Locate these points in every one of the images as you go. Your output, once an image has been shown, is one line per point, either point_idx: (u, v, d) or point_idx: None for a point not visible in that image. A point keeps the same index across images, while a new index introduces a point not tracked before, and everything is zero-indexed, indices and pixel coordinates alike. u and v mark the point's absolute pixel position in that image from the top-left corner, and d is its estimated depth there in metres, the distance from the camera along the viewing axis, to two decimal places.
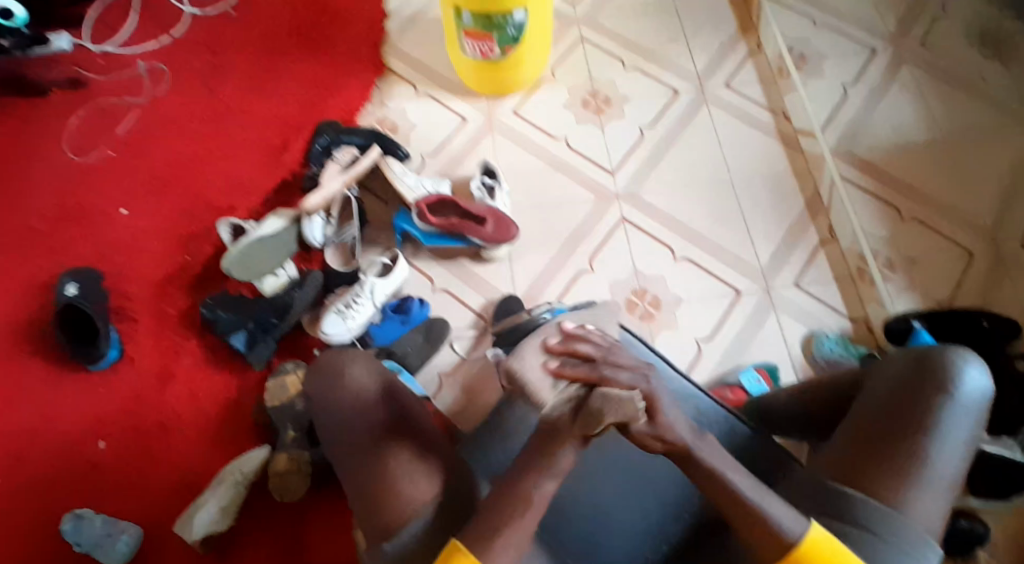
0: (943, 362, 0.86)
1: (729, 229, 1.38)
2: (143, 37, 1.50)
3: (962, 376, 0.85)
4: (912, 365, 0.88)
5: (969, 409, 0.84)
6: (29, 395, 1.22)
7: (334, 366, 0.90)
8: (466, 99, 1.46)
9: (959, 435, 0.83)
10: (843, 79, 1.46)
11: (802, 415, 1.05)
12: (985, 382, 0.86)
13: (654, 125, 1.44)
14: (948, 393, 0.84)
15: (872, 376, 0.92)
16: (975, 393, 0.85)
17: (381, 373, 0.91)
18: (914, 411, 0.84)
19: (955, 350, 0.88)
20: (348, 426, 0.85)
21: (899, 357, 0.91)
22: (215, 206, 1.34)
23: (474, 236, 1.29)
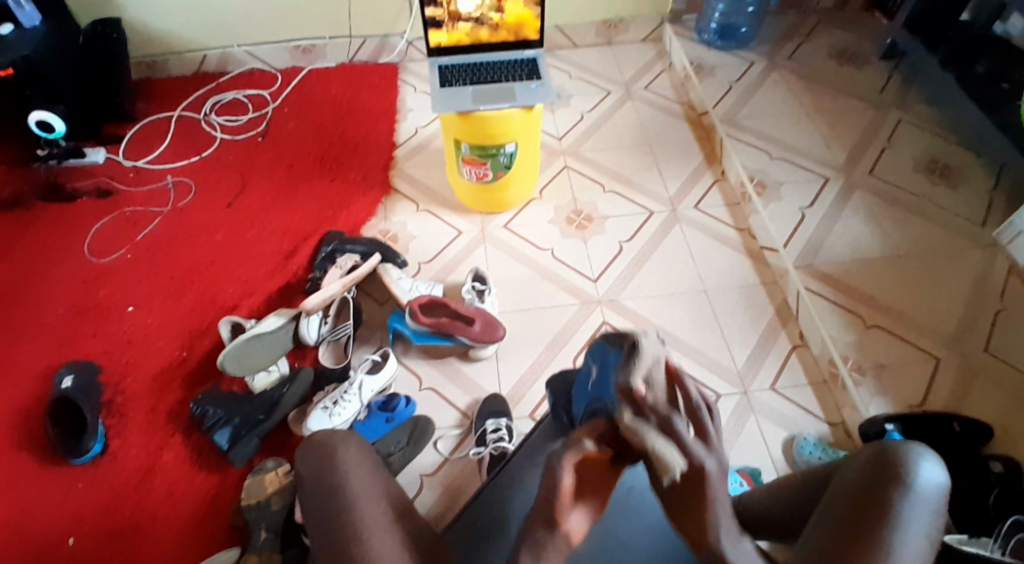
0: (899, 457, 0.91)
1: (705, 333, 1.45)
2: (175, 156, 1.72)
3: (919, 470, 0.89)
4: (870, 461, 0.92)
5: (928, 501, 0.87)
6: (35, 477, 1.30)
7: (329, 451, 0.86)
8: (461, 215, 1.62)
9: (920, 527, 0.86)
10: (800, 203, 1.59)
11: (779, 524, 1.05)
12: (941, 477, 0.89)
13: (632, 240, 1.58)
14: (905, 485, 0.88)
15: (836, 475, 0.96)
16: (933, 486, 0.88)
17: (367, 453, 0.89)
18: (876, 505, 0.87)
19: (909, 445, 0.92)
20: (327, 506, 0.82)
21: (860, 457, 0.95)
22: (222, 305, 1.47)
23: (462, 336, 1.37)
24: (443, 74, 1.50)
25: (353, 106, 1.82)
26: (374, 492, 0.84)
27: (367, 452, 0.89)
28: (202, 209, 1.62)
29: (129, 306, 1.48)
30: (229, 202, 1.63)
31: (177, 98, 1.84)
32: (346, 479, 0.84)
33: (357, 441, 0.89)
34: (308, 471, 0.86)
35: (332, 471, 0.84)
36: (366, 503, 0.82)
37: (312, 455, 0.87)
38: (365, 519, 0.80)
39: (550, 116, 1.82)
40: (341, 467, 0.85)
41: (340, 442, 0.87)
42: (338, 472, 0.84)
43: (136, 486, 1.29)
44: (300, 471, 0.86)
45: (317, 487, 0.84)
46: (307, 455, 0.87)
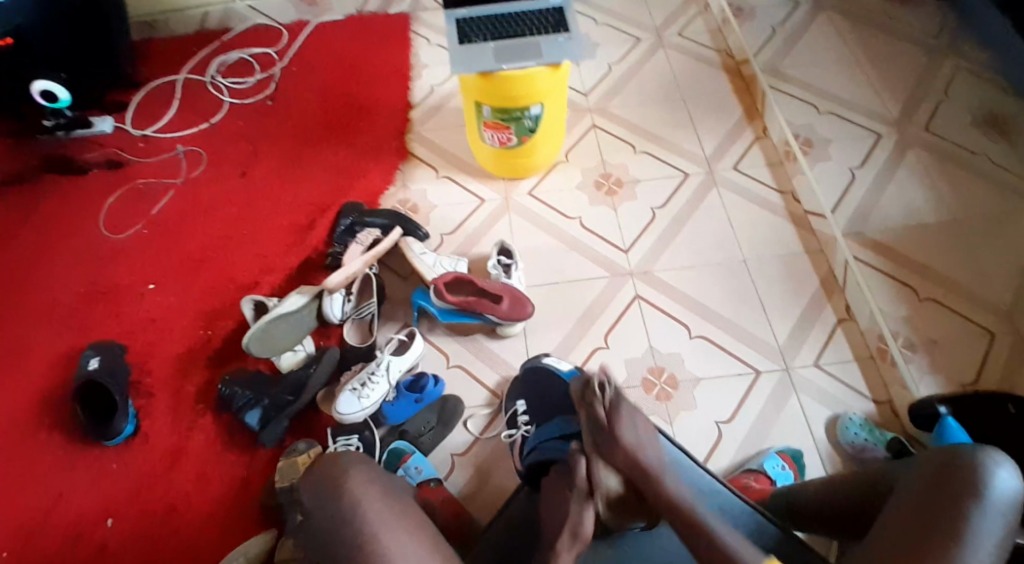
0: (974, 461, 0.82)
1: (745, 308, 1.40)
2: (183, 124, 1.64)
3: (994, 477, 0.80)
4: (940, 466, 0.83)
5: (1001, 510, 0.79)
6: (68, 462, 1.29)
7: (336, 477, 0.91)
8: (484, 181, 1.54)
9: (991, 540, 0.77)
10: (850, 162, 1.52)
11: (826, 509, 1.00)
12: (1017, 482, 0.81)
13: (666, 205, 1.50)
14: (979, 494, 0.79)
15: (902, 476, 0.88)
16: (1008, 495, 0.80)
17: (377, 476, 0.93)
18: (944, 515, 0.79)
19: (986, 448, 0.83)
20: (348, 537, 0.86)
21: (929, 457, 0.86)
22: (241, 283, 1.43)
23: (490, 314, 1.32)
24: (462, 28, 1.37)
25: (364, 63, 1.72)
26: (390, 511, 0.88)
27: (373, 470, 0.94)
28: (215, 180, 1.55)
29: (148, 284, 1.44)
30: (241, 171, 1.56)
31: (181, 59, 1.75)
32: (356, 505, 0.88)
33: (361, 462, 0.94)
34: (312, 499, 0.91)
35: (342, 500, 0.89)
36: (383, 525, 0.86)
37: (316, 485, 0.92)
38: (381, 546, 0.84)
39: (576, 71, 1.71)
40: (352, 491, 0.89)
41: (349, 464, 0.92)
42: (349, 501, 0.88)
43: (169, 470, 1.28)
44: (305, 502, 0.91)
45: (330, 509, 0.89)
46: (312, 483, 0.92)
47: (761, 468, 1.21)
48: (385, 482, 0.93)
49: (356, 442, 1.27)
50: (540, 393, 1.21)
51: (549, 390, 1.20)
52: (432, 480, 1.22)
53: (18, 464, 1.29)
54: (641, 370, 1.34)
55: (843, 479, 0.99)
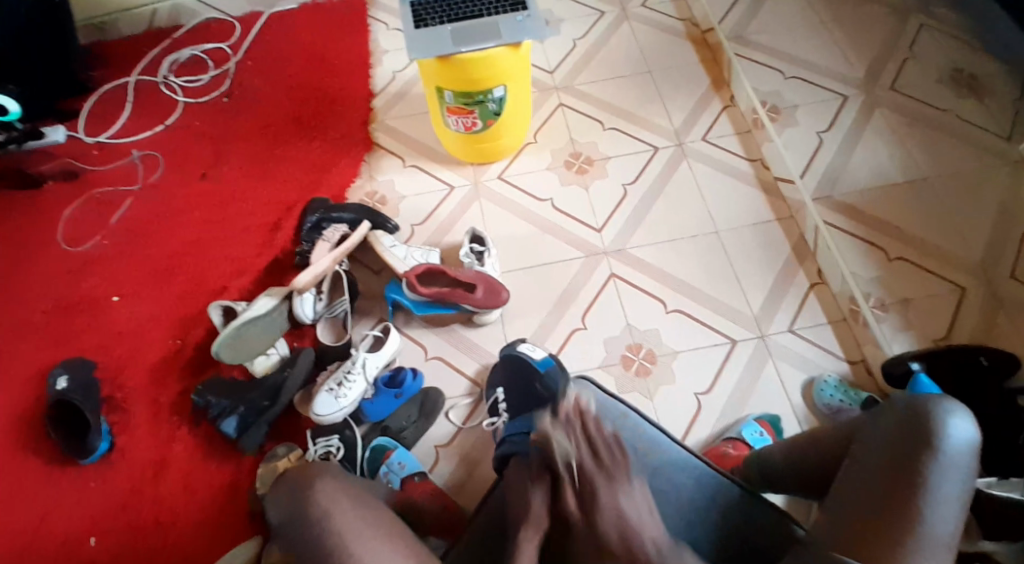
0: (928, 415, 0.84)
1: (720, 279, 1.40)
2: (137, 127, 1.60)
3: (948, 429, 0.82)
4: (899, 423, 0.86)
5: (958, 462, 0.81)
6: (47, 482, 1.27)
7: (303, 490, 0.91)
8: (453, 168, 1.52)
9: (950, 492, 0.80)
10: (817, 127, 1.51)
11: (799, 473, 1.03)
12: (970, 432, 0.83)
13: (636, 181, 1.49)
14: (935, 448, 0.81)
15: (861, 436, 0.90)
16: (963, 446, 0.82)
17: (346, 488, 0.93)
18: (903, 471, 0.81)
19: (939, 402, 0.85)
20: (318, 551, 0.85)
21: (887, 415, 0.88)
22: (210, 288, 1.40)
23: (464, 303, 1.30)
24: (417, 11, 1.32)
25: (322, 53, 1.67)
26: (361, 520, 0.88)
27: (340, 479, 0.94)
28: (176, 184, 1.52)
29: (115, 296, 1.41)
30: (202, 173, 1.52)
31: (132, 61, 1.70)
32: (323, 519, 0.87)
33: (329, 473, 0.94)
34: (283, 515, 0.91)
35: (311, 514, 0.88)
36: (355, 535, 0.86)
37: (287, 498, 0.92)
38: (353, 549, 0.84)
39: (539, 47, 1.68)
40: (319, 503, 0.89)
41: (316, 476, 0.93)
42: (317, 515, 0.88)
43: (150, 482, 1.27)
44: (275, 515, 0.92)
45: (300, 522, 0.89)
46: (282, 496, 0.93)
47: (740, 437, 1.22)
48: (354, 493, 0.93)
49: (336, 442, 1.26)
50: (517, 378, 1.24)
51: (524, 375, 1.23)
52: (416, 475, 1.22)
53: None
54: (620, 349, 1.34)
55: (806, 443, 1.01)
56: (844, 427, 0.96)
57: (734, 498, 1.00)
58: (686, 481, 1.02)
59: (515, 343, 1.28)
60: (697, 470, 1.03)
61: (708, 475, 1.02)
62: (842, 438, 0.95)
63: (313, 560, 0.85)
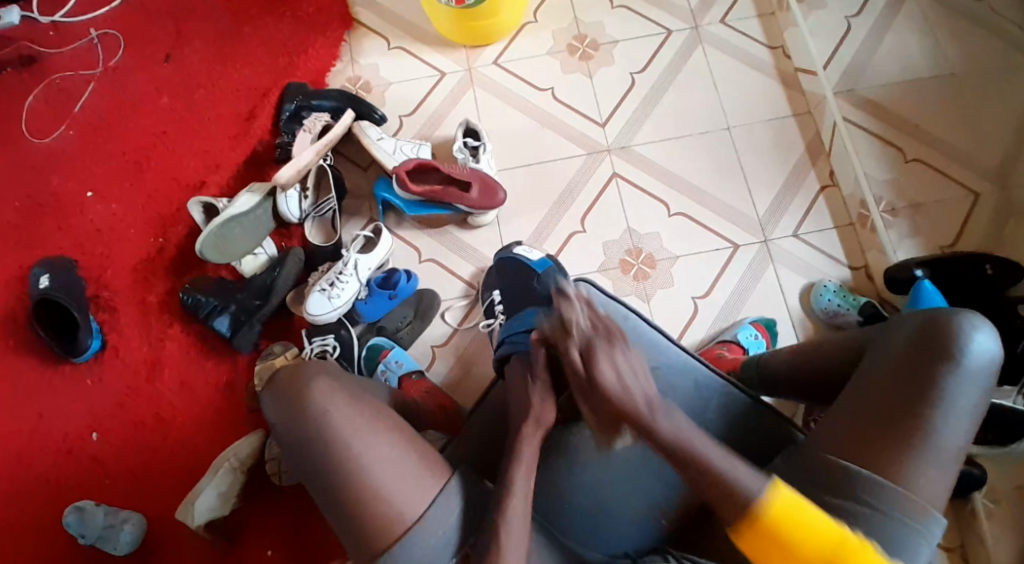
0: (951, 328, 0.83)
1: (729, 180, 1.33)
2: (91, 5, 1.43)
3: (970, 342, 0.82)
4: (917, 332, 0.85)
5: (976, 375, 0.81)
6: (43, 384, 1.27)
7: (297, 389, 0.90)
8: (444, 51, 1.38)
9: (965, 404, 0.81)
10: (846, 12, 1.37)
11: (796, 380, 1.04)
12: (993, 346, 0.82)
13: (646, 70, 1.36)
14: (954, 361, 0.81)
15: (876, 343, 0.89)
16: (984, 359, 0.82)
17: (342, 386, 0.92)
18: (918, 382, 0.81)
19: (963, 314, 0.84)
20: (319, 454, 0.87)
21: (907, 323, 0.87)
22: (186, 184, 1.31)
23: (460, 204, 1.24)
24: None
25: None
26: (357, 418, 0.88)
27: (335, 377, 0.93)
28: (138, 65, 1.38)
29: (87, 191, 1.33)
30: (167, 54, 1.38)
31: None
32: (321, 422, 0.88)
33: (322, 369, 0.93)
34: (280, 414, 0.91)
35: (307, 413, 0.88)
36: (353, 434, 0.87)
37: (280, 398, 0.91)
38: (356, 455, 0.85)
39: None
40: (317, 405, 0.88)
41: (309, 376, 0.91)
42: (314, 414, 0.88)
43: (147, 381, 1.27)
44: (270, 415, 0.91)
45: (298, 427, 0.89)
46: (274, 396, 0.92)
47: (734, 339, 1.22)
48: (352, 391, 0.92)
49: (332, 341, 1.26)
50: (512, 278, 1.18)
51: (518, 275, 1.16)
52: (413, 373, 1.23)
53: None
54: (619, 253, 1.29)
55: (813, 351, 1.00)
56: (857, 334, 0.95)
57: (733, 403, 1.04)
58: (687, 386, 1.05)
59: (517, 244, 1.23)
60: (698, 375, 1.05)
61: (708, 381, 1.04)
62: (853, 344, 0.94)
63: (313, 459, 0.87)
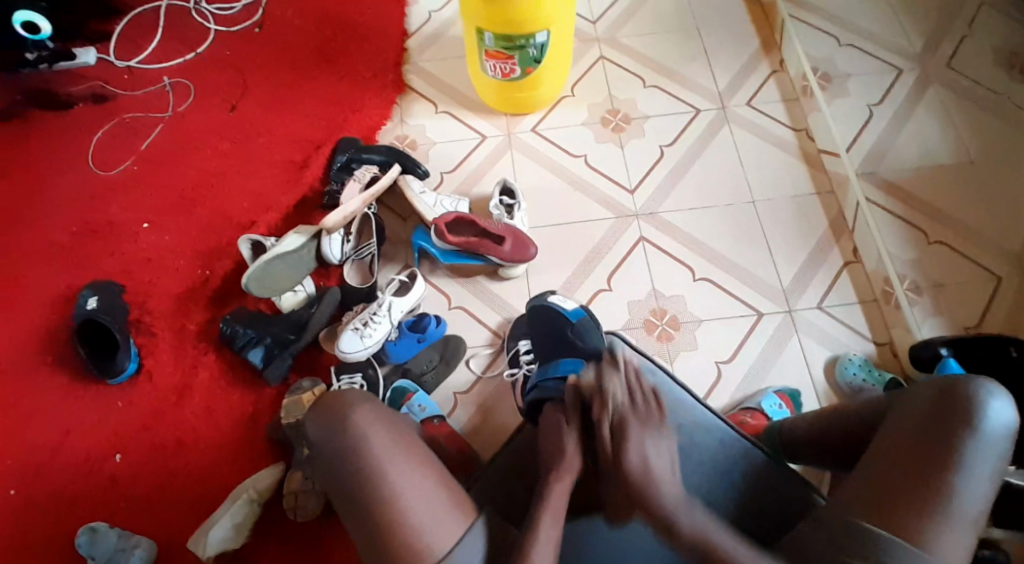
0: (968, 395, 0.83)
1: (752, 250, 1.37)
2: (168, 56, 1.57)
3: (988, 410, 0.82)
4: (935, 399, 0.85)
5: (995, 443, 0.81)
6: (74, 399, 1.30)
7: (339, 414, 0.92)
8: (486, 118, 1.49)
9: (984, 471, 0.80)
10: (868, 100, 1.45)
11: (821, 446, 1.03)
12: (1009, 414, 0.83)
13: (674, 144, 1.45)
14: (973, 429, 0.81)
15: (894, 409, 0.89)
16: (1001, 427, 0.82)
17: (384, 415, 0.94)
18: (936, 446, 0.81)
19: (979, 382, 0.85)
20: (355, 475, 0.88)
21: (923, 389, 0.88)
22: (237, 222, 1.40)
23: (492, 255, 1.30)
24: None
25: None
26: (394, 448, 0.90)
27: (377, 406, 0.95)
28: (204, 114, 1.50)
29: (144, 223, 1.42)
30: (232, 105, 1.50)
31: None
32: (360, 447, 0.89)
33: (365, 399, 0.95)
34: (321, 434, 0.92)
35: (348, 437, 0.90)
36: (390, 462, 0.88)
37: (320, 421, 0.93)
38: (390, 478, 0.87)
39: None
40: (359, 429, 0.90)
41: (352, 403, 0.93)
42: (353, 438, 0.90)
43: (174, 405, 1.30)
44: (311, 437, 0.93)
45: (338, 448, 0.90)
46: (316, 420, 0.94)
47: (758, 407, 1.23)
48: (392, 421, 0.94)
49: (359, 380, 1.28)
50: (547, 333, 1.19)
51: (554, 329, 1.18)
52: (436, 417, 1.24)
53: (25, 402, 1.30)
54: (643, 313, 1.33)
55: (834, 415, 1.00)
56: (876, 400, 0.95)
57: (755, 460, 1.02)
58: (708, 441, 1.04)
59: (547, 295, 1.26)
60: (721, 432, 1.04)
61: (731, 437, 1.04)
62: (873, 411, 0.94)
63: (347, 483, 0.88)
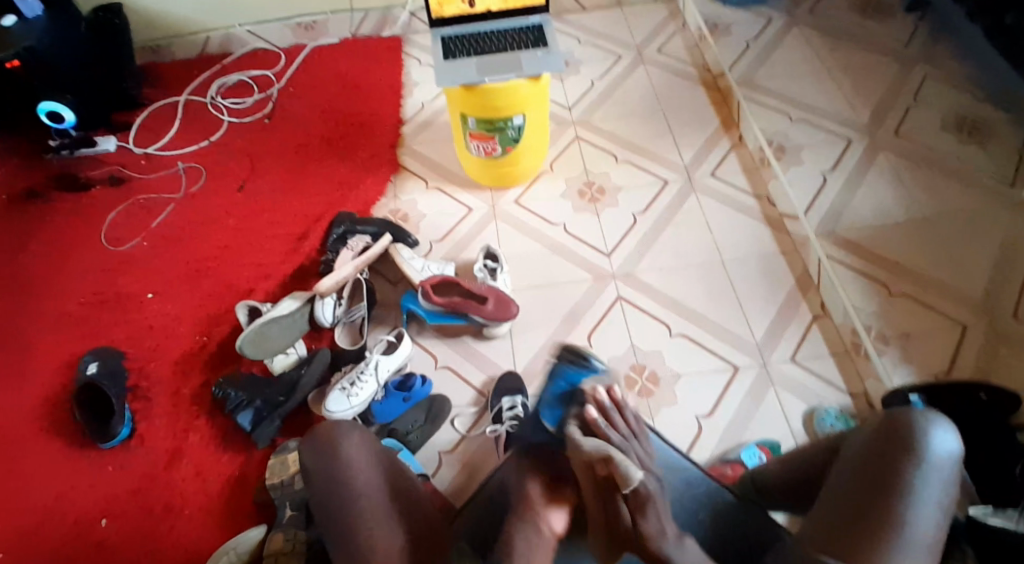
0: (909, 425, 0.81)
1: (724, 307, 1.43)
2: (184, 143, 1.74)
3: (930, 438, 0.79)
4: (878, 432, 0.83)
5: (943, 471, 0.78)
6: (64, 461, 1.32)
7: (332, 441, 0.94)
8: (472, 191, 1.62)
9: (933, 498, 0.77)
10: (822, 167, 1.58)
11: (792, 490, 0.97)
12: (954, 445, 0.80)
13: (646, 212, 1.57)
14: (916, 455, 0.79)
15: (844, 448, 0.87)
16: (946, 456, 0.79)
17: (374, 450, 0.96)
18: (884, 476, 0.79)
19: (921, 412, 0.83)
20: (337, 495, 0.90)
21: (870, 423, 0.86)
22: (237, 290, 1.49)
23: (475, 315, 1.36)
24: (447, 46, 1.45)
25: (354, 84, 1.82)
26: (380, 485, 0.92)
27: (368, 439, 0.97)
28: (214, 194, 1.65)
29: (149, 292, 1.51)
30: (240, 185, 1.65)
31: (184, 82, 1.87)
32: (348, 475, 0.91)
33: (358, 430, 0.97)
34: (310, 460, 0.93)
35: (337, 464, 0.92)
36: (373, 498, 0.90)
37: (311, 448, 0.95)
38: (372, 509, 0.89)
39: (559, 85, 1.82)
40: (348, 460, 0.92)
41: (343, 433, 0.95)
42: (345, 467, 0.92)
43: (164, 469, 1.30)
44: (303, 462, 0.94)
45: (322, 477, 0.92)
46: (308, 448, 0.95)
47: (738, 460, 1.21)
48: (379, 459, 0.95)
49: None
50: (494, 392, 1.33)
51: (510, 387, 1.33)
52: (421, 477, 1.21)
53: (14, 465, 1.32)
54: (624, 369, 1.36)
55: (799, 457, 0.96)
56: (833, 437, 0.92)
57: (723, 503, 0.96)
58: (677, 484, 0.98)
59: (518, 378, 1.34)
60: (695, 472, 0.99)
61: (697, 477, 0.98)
62: (828, 449, 0.92)
63: (331, 506, 0.89)
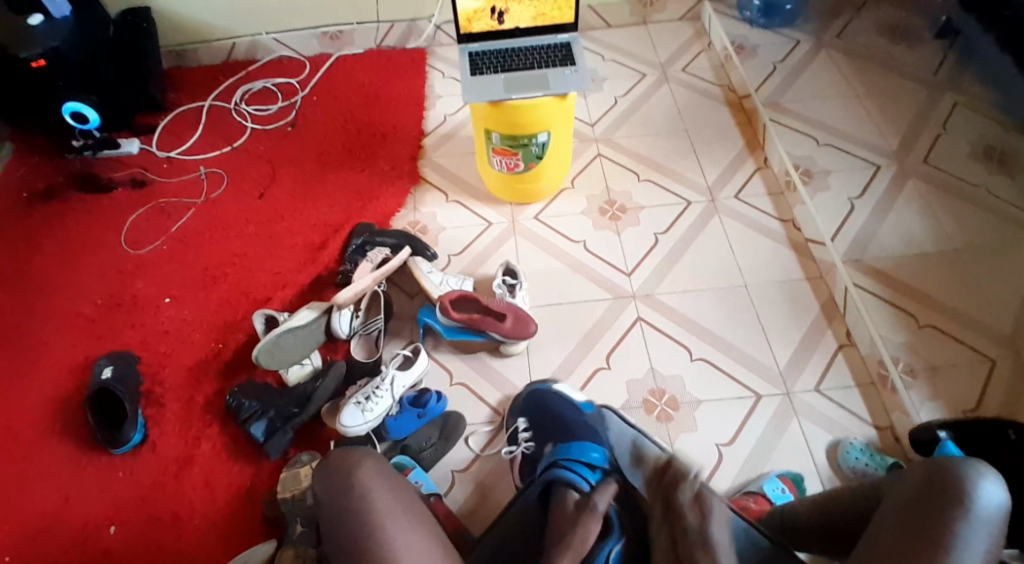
0: (956, 475, 0.78)
1: (746, 332, 1.40)
2: (205, 148, 1.74)
3: (976, 489, 0.76)
4: (925, 482, 0.80)
5: (988, 523, 0.75)
6: (74, 466, 1.30)
7: (344, 469, 0.89)
8: (493, 206, 1.60)
9: (978, 549, 0.73)
10: (850, 193, 1.54)
11: (823, 529, 0.95)
12: (1002, 497, 0.77)
13: (668, 232, 1.55)
14: (962, 507, 0.75)
15: (888, 496, 0.84)
16: (993, 508, 0.76)
17: (387, 476, 0.90)
18: (927, 525, 0.75)
19: (968, 463, 0.80)
20: (346, 518, 0.85)
21: (915, 471, 0.83)
22: (253, 298, 1.48)
23: (493, 332, 1.34)
24: (474, 61, 1.44)
25: (378, 95, 1.82)
26: (397, 507, 0.85)
27: (383, 466, 0.91)
28: (234, 200, 1.64)
29: (165, 297, 1.50)
30: (260, 193, 1.65)
31: (209, 87, 1.87)
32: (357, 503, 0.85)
33: (371, 458, 0.91)
34: (322, 487, 0.89)
35: (348, 492, 0.86)
36: (389, 519, 0.84)
37: (323, 474, 0.90)
38: (389, 526, 0.83)
39: (583, 101, 1.81)
40: (361, 486, 0.86)
41: (357, 461, 0.89)
42: (359, 494, 0.86)
43: (175, 477, 1.28)
44: (314, 490, 0.89)
45: (330, 498, 0.87)
46: (321, 471, 0.91)
47: (760, 491, 1.18)
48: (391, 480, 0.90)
49: None
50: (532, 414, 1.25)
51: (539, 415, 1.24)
52: (433, 495, 1.19)
53: (23, 468, 1.30)
54: (643, 392, 1.33)
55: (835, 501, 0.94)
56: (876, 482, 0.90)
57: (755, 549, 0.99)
58: None
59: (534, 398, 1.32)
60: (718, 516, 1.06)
61: None
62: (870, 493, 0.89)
63: (340, 528, 0.84)
